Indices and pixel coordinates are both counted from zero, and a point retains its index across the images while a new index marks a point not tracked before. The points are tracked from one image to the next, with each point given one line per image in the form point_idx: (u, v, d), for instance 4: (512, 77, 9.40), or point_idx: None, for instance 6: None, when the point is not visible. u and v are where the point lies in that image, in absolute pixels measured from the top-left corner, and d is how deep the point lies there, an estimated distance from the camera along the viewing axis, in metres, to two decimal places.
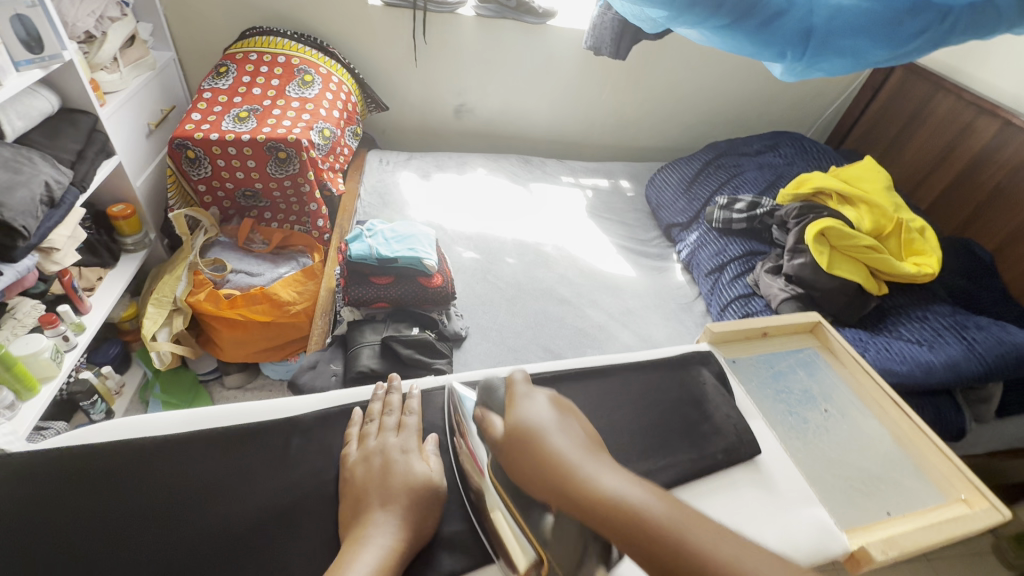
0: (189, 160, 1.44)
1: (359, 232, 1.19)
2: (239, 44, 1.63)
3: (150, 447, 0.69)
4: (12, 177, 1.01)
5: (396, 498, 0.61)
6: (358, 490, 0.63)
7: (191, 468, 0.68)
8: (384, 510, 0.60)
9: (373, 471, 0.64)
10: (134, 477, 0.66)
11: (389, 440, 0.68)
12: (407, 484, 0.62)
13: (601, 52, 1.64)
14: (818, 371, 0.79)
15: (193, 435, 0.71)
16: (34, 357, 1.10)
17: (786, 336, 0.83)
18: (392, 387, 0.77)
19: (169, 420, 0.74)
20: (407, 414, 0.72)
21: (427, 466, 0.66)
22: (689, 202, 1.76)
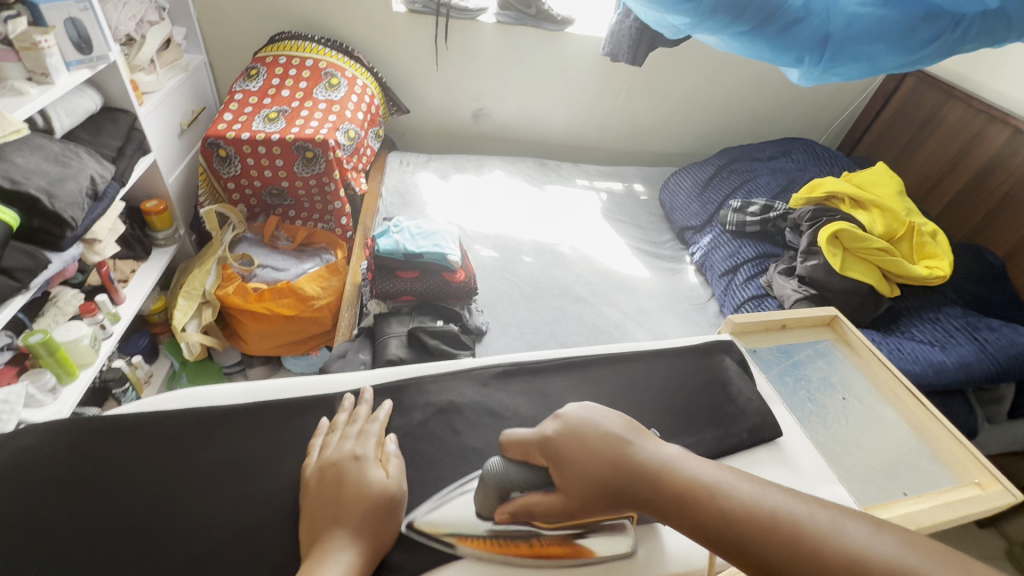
0: (220, 158, 1.50)
1: (386, 227, 1.23)
2: (268, 48, 1.69)
3: (189, 420, 0.67)
4: (63, 171, 1.06)
5: (352, 512, 0.55)
6: (313, 505, 0.57)
7: (230, 440, 0.65)
8: (342, 528, 0.54)
9: (327, 483, 0.58)
10: (170, 447, 0.64)
11: (345, 447, 0.62)
12: (360, 496, 0.56)
13: (618, 58, 1.69)
14: (835, 361, 0.82)
15: (235, 409, 0.69)
16: (75, 343, 1.15)
17: (804, 328, 0.86)
18: (361, 399, 0.70)
19: (231, 391, 0.72)
20: (371, 421, 0.66)
21: (386, 473, 0.60)
22: (702, 205, 1.79)
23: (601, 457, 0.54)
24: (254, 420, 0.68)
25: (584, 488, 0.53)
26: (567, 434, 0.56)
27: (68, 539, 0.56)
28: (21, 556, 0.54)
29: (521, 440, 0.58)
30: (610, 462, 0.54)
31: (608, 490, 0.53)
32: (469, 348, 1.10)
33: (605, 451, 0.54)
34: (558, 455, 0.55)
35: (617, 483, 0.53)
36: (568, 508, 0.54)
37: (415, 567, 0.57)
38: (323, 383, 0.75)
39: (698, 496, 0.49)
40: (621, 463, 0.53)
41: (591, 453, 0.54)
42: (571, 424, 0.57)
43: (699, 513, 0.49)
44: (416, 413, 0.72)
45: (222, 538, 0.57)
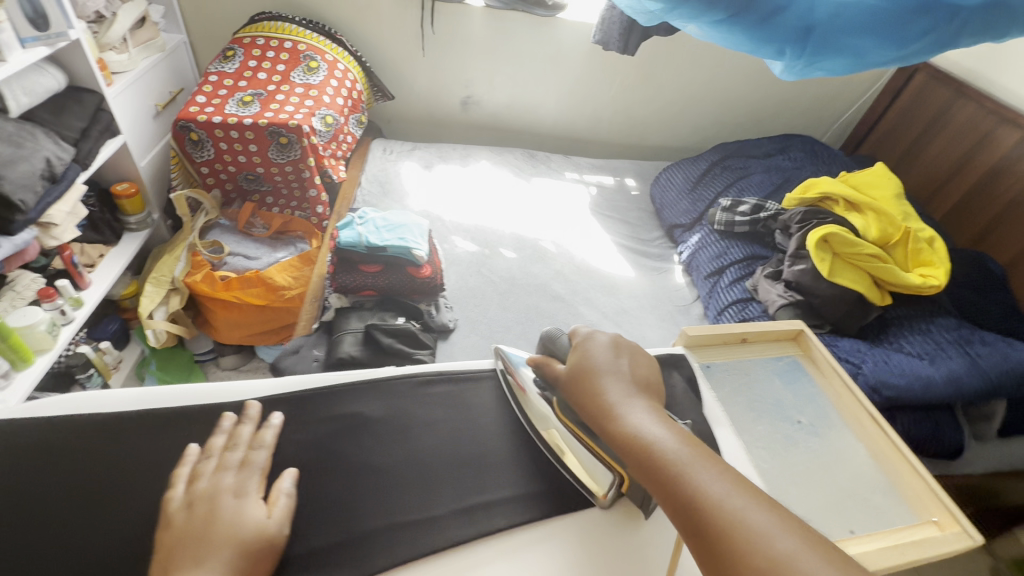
0: (193, 142, 1.47)
1: (350, 219, 1.18)
2: (248, 28, 1.64)
3: (98, 425, 0.64)
4: (15, 151, 1.03)
5: (219, 551, 0.50)
6: (171, 544, 0.51)
7: (139, 447, 0.62)
8: (203, 567, 0.48)
9: (194, 521, 0.52)
10: (75, 455, 0.61)
11: (224, 481, 0.56)
12: (233, 536, 0.51)
13: (609, 47, 1.63)
14: (796, 382, 0.76)
15: (143, 415, 0.65)
16: (30, 329, 1.13)
17: (767, 343, 0.80)
18: (244, 419, 0.64)
19: (121, 397, 0.67)
20: (254, 448, 0.61)
21: (266, 514, 0.55)
22: (693, 203, 1.72)
23: (587, 380, 0.62)
24: (165, 428, 0.65)
25: (577, 404, 0.62)
26: (582, 354, 0.66)
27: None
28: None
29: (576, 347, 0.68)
30: (597, 401, 0.59)
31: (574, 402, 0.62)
32: (429, 348, 1.05)
33: (591, 377, 0.62)
34: (572, 360, 0.66)
35: (583, 403, 0.61)
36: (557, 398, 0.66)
37: None
38: (233, 391, 0.70)
39: (641, 443, 0.53)
40: (592, 390, 0.61)
41: (590, 386, 0.61)
42: (589, 363, 0.64)
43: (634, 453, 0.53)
44: (339, 422, 0.68)
45: (112, 553, 0.54)
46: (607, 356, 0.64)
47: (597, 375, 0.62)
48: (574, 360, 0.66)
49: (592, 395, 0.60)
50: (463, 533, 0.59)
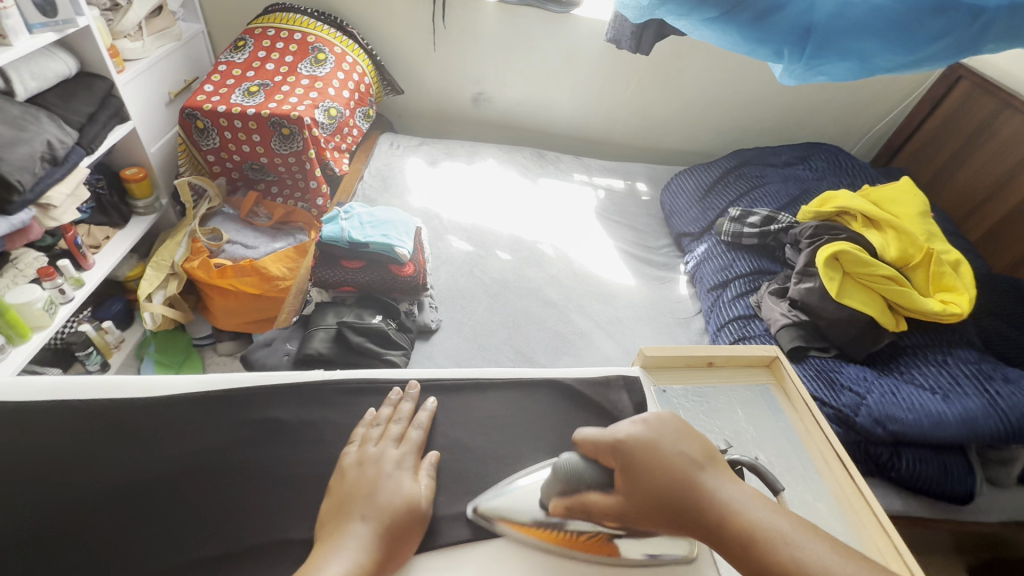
0: (199, 130, 1.49)
1: (336, 213, 1.17)
2: (261, 19, 1.66)
3: (26, 413, 0.63)
4: (16, 134, 1.06)
5: (373, 508, 0.54)
6: (342, 497, 0.55)
7: (61, 439, 0.62)
8: (361, 522, 0.52)
9: (362, 481, 0.56)
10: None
11: (388, 451, 0.60)
12: (394, 503, 0.55)
13: (621, 45, 1.57)
14: (759, 411, 0.67)
15: (65, 405, 0.64)
16: (27, 306, 1.17)
17: (737, 368, 0.71)
18: (382, 403, 0.67)
19: (40, 386, 0.65)
20: (413, 426, 0.64)
21: (417, 486, 0.58)
22: (703, 211, 1.65)
23: (665, 479, 0.47)
24: (88, 417, 0.63)
25: (634, 489, 0.49)
26: (641, 445, 0.50)
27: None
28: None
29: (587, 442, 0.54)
30: (664, 482, 0.47)
31: (656, 512, 0.47)
32: (401, 349, 1.05)
33: (667, 472, 0.47)
34: (627, 458, 0.50)
35: (670, 512, 0.46)
36: (621, 517, 0.49)
37: None
38: (147, 385, 0.66)
39: (766, 545, 0.42)
40: (677, 492, 0.46)
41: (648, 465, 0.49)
42: (635, 435, 0.51)
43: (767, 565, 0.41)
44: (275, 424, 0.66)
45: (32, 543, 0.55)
46: (674, 436, 0.49)
47: (654, 444, 0.50)
48: (630, 458, 0.50)
49: (653, 473, 0.48)
50: None
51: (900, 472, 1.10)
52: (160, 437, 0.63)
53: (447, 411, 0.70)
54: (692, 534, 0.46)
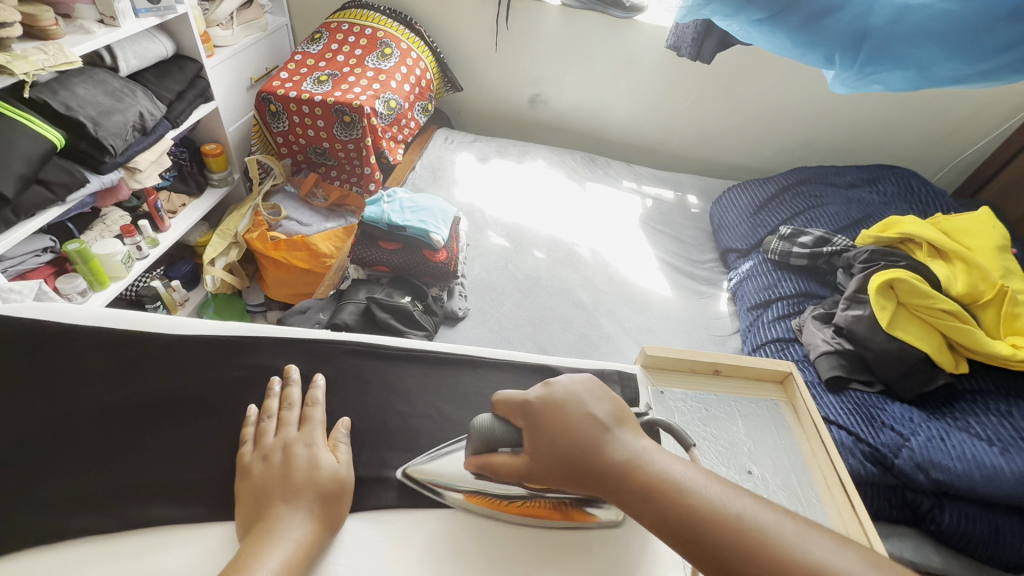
0: (272, 114, 1.62)
1: (379, 196, 1.22)
2: (338, 15, 1.77)
3: (55, 334, 0.68)
4: (113, 104, 1.21)
5: (298, 493, 0.55)
6: (257, 489, 0.57)
7: (90, 360, 0.67)
8: (290, 506, 0.54)
9: (272, 469, 0.57)
10: (25, 356, 0.66)
11: (290, 435, 0.61)
12: (312, 479, 0.57)
13: (681, 52, 1.54)
14: (762, 427, 0.62)
15: (90, 330, 0.69)
16: (108, 258, 1.31)
17: (744, 380, 0.67)
18: (290, 380, 0.67)
19: (85, 312, 0.70)
20: (310, 405, 0.65)
21: (335, 459, 0.60)
22: (753, 227, 1.58)
23: (573, 438, 0.52)
24: (112, 345, 0.68)
25: (545, 450, 0.53)
26: (548, 408, 0.55)
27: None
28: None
29: (506, 411, 0.58)
30: (569, 439, 0.52)
31: (562, 469, 0.52)
32: (423, 330, 1.09)
33: (575, 431, 0.53)
34: (535, 420, 0.55)
35: (577, 467, 0.51)
36: (527, 475, 0.53)
37: (218, 523, 0.57)
38: (167, 322, 0.71)
39: (658, 487, 0.47)
40: (584, 451, 0.51)
41: (555, 427, 0.53)
42: (545, 401, 0.56)
43: (655, 505, 0.47)
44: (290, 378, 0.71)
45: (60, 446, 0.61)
46: (583, 398, 0.55)
47: (564, 406, 0.55)
48: (539, 419, 0.55)
49: (558, 433, 0.53)
50: (367, 501, 0.60)
51: (941, 527, 1.01)
52: (182, 368, 0.68)
53: (448, 386, 0.72)
54: (595, 488, 0.51)
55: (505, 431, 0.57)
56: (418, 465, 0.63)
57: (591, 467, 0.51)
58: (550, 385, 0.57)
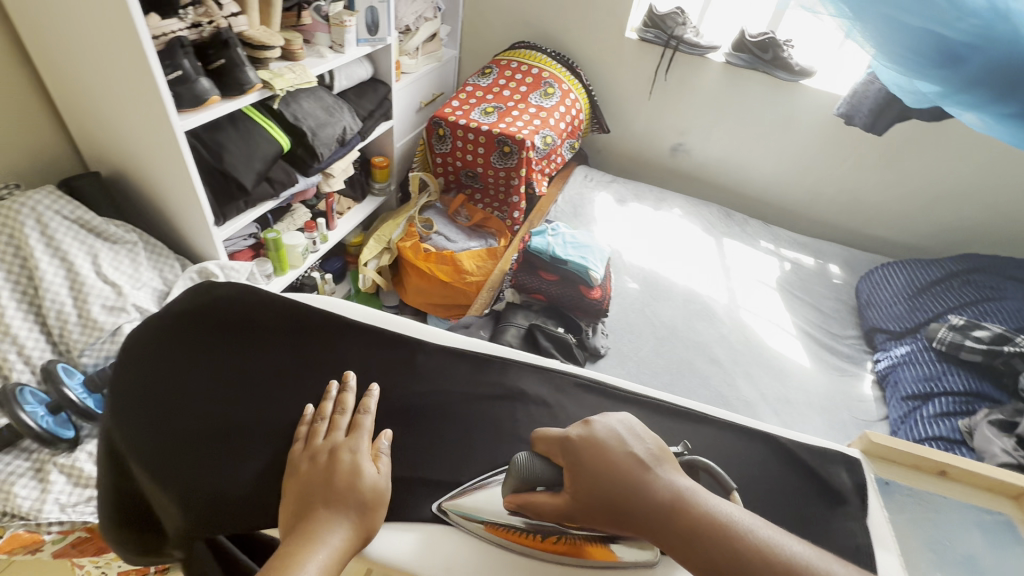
0: (438, 136, 1.76)
1: (545, 228, 1.31)
2: (507, 53, 1.92)
3: (335, 324, 0.65)
4: (327, 118, 1.37)
5: (343, 500, 0.48)
6: (297, 488, 0.49)
7: (354, 353, 0.63)
8: (337, 514, 0.46)
9: (316, 469, 0.50)
10: (306, 334, 0.63)
11: (334, 437, 0.53)
12: (350, 490, 0.48)
13: (853, 121, 1.52)
14: (1004, 546, 0.58)
15: (368, 329, 0.65)
16: (292, 248, 1.48)
17: (976, 487, 0.61)
18: (345, 386, 0.59)
19: (358, 313, 0.67)
20: (363, 413, 0.57)
21: (375, 470, 0.52)
22: (910, 310, 1.48)
23: (615, 477, 0.47)
24: (377, 345, 0.64)
25: (587, 490, 0.47)
26: (590, 444, 0.50)
27: (190, 361, 0.59)
28: (151, 361, 0.58)
29: (546, 446, 0.52)
30: (615, 477, 0.47)
31: (607, 509, 0.46)
32: (577, 363, 1.13)
33: (616, 467, 0.48)
34: (576, 458, 0.49)
35: (623, 510, 0.46)
36: (568, 516, 0.48)
37: None
38: (430, 333, 0.67)
39: (706, 527, 0.43)
40: (624, 488, 0.46)
41: (603, 463, 0.48)
42: (589, 437, 0.50)
43: (705, 547, 0.42)
44: None
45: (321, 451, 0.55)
46: (626, 437, 0.50)
47: (608, 443, 0.50)
48: (581, 458, 0.49)
49: (603, 468, 0.48)
50: None
51: None
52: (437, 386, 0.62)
53: None
54: (638, 528, 0.46)
55: (543, 470, 0.50)
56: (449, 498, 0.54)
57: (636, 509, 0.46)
58: (590, 423, 0.52)
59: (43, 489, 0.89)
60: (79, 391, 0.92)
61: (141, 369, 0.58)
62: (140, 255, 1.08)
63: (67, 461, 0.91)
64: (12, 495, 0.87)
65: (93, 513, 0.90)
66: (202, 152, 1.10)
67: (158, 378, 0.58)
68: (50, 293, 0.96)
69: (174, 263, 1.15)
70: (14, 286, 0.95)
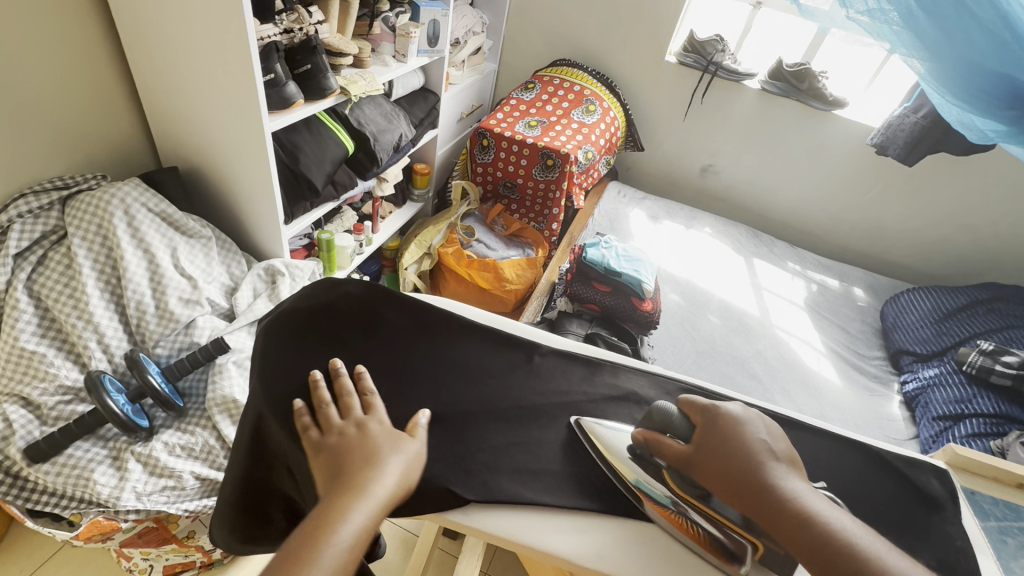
0: (482, 147, 1.79)
1: (597, 242, 1.35)
2: (549, 69, 1.98)
3: (457, 327, 0.69)
4: (387, 124, 1.39)
5: (380, 456, 0.50)
6: (330, 461, 0.50)
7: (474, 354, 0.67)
8: (378, 467, 0.49)
9: (346, 438, 0.52)
10: (431, 336, 0.67)
11: (351, 418, 0.54)
12: (389, 447, 0.51)
13: (886, 151, 1.59)
14: None
15: (488, 332, 0.69)
16: (342, 250, 1.50)
17: None
18: (342, 373, 0.59)
19: (472, 313, 0.73)
20: (367, 392, 0.58)
21: (408, 437, 0.55)
22: (937, 334, 1.55)
23: (741, 456, 0.51)
24: (491, 344, 0.69)
25: (711, 455, 0.52)
26: (730, 419, 0.53)
27: (326, 354, 0.63)
28: (287, 350, 0.62)
29: (688, 412, 0.56)
30: (743, 456, 0.51)
31: (726, 479, 0.50)
32: None
33: (744, 452, 0.51)
34: (714, 429, 0.53)
35: (743, 488, 0.49)
36: (691, 466, 0.53)
37: None
38: (542, 337, 0.72)
39: (796, 519, 0.46)
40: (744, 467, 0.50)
41: (734, 443, 0.51)
42: (732, 416, 0.54)
43: (816, 539, 0.45)
44: None
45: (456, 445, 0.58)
46: (762, 428, 0.53)
47: (741, 423, 0.53)
48: (717, 430, 0.53)
49: (731, 442, 0.52)
50: None
51: None
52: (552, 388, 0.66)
53: None
54: (745, 506, 0.49)
55: (683, 430, 0.55)
56: (593, 418, 0.63)
57: (751, 489, 0.49)
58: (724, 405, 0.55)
59: (120, 476, 0.90)
60: (159, 380, 0.93)
61: (283, 355, 0.62)
62: (213, 250, 1.11)
63: (144, 450, 0.92)
64: (90, 482, 0.87)
65: (167, 503, 0.91)
66: (279, 152, 1.12)
67: (294, 370, 0.61)
68: (132, 283, 0.98)
69: (240, 259, 1.18)
70: (99, 274, 0.97)
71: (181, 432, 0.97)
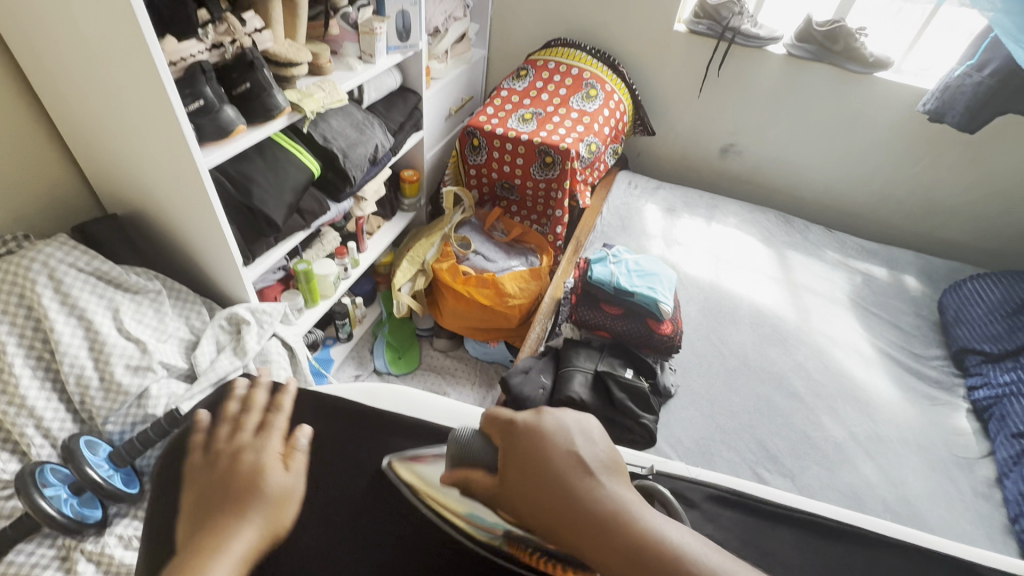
0: (472, 147, 1.61)
1: (605, 255, 1.18)
2: (543, 52, 1.77)
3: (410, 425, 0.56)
4: (358, 136, 1.23)
5: (246, 495, 0.43)
6: (201, 490, 0.43)
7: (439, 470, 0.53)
8: (243, 517, 0.41)
9: (216, 468, 0.45)
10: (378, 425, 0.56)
11: (240, 437, 0.49)
12: (257, 480, 0.44)
13: (943, 120, 1.35)
14: None
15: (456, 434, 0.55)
16: (324, 278, 1.36)
17: None
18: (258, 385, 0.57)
19: (438, 406, 0.64)
20: (275, 409, 0.54)
21: (287, 470, 0.47)
22: (1009, 330, 1.33)
23: (546, 475, 0.39)
24: None
25: (512, 475, 0.41)
26: (533, 432, 0.42)
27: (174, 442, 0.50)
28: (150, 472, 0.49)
29: (490, 429, 0.45)
30: (548, 480, 0.39)
31: (535, 501, 0.39)
32: (655, 415, 0.98)
33: (552, 474, 0.39)
34: (515, 446, 0.42)
35: (548, 506, 0.38)
36: (502, 499, 0.41)
37: None
38: None
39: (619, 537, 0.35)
40: (557, 486, 0.38)
41: (540, 463, 0.40)
42: (534, 430, 0.42)
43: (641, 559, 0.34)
44: None
45: None
46: (575, 435, 0.41)
47: (547, 437, 0.41)
48: (518, 445, 0.42)
49: (531, 456, 0.40)
50: None
51: None
52: None
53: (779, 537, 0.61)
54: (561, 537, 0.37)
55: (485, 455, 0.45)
56: (404, 458, 0.52)
57: (557, 510, 0.37)
58: (541, 409, 0.44)
59: None
60: (104, 469, 0.81)
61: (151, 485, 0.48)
62: (164, 304, 0.99)
63: (95, 548, 0.81)
64: None
65: None
66: (227, 187, 0.98)
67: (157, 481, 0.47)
68: (67, 356, 0.86)
69: (201, 308, 1.06)
70: (29, 351, 0.86)
71: (138, 521, 0.86)
